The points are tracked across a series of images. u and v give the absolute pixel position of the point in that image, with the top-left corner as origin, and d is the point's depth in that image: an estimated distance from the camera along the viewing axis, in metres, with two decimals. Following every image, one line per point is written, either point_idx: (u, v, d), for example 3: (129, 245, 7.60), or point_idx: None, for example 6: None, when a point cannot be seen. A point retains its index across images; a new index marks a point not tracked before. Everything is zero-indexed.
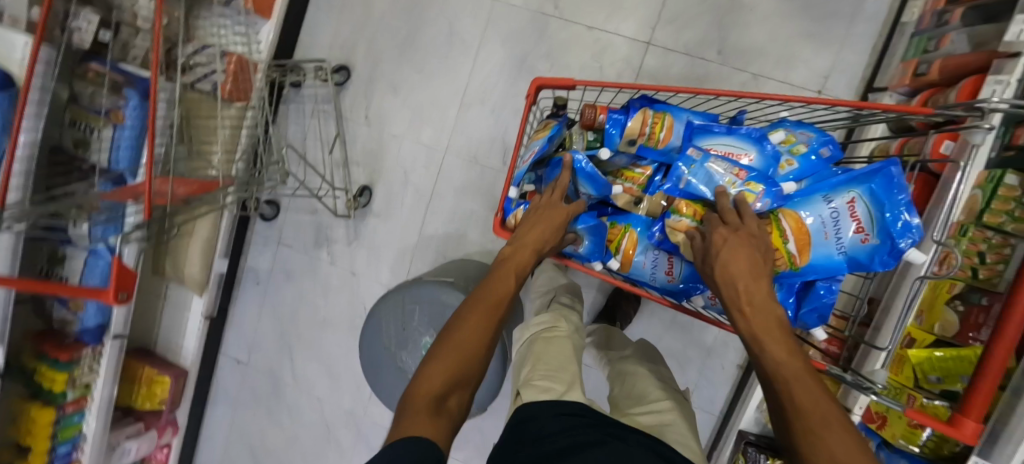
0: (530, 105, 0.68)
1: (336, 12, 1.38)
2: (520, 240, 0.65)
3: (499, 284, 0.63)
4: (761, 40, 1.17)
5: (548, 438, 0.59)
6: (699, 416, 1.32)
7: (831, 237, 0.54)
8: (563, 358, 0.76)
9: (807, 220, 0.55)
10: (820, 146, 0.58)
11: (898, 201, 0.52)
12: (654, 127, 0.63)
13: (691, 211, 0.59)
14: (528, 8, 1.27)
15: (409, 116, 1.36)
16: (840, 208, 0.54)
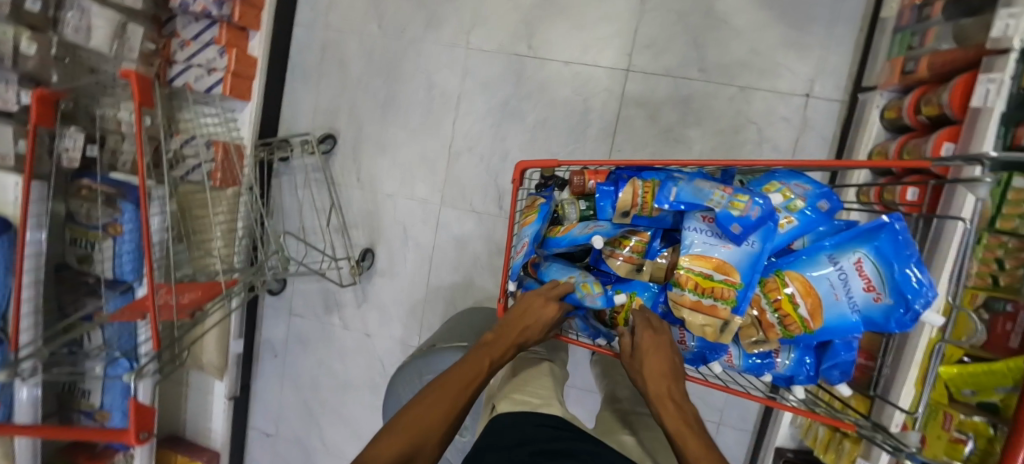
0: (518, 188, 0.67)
1: (314, 82, 1.38)
2: (505, 332, 0.64)
3: (468, 368, 0.59)
4: (740, 52, 1.15)
5: (527, 442, 0.54)
6: (732, 434, 1.30)
7: (842, 297, 0.53)
8: (540, 379, 0.77)
9: (815, 282, 0.53)
10: (818, 199, 0.57)
11: (906, 257, 0.51)
12: (646, 196, 0.61)
13: (692, 284, 0.55)
14: (502, 51, 1.26)
15: (400, 173, 1.35)
16: (847, 268, 0.52)
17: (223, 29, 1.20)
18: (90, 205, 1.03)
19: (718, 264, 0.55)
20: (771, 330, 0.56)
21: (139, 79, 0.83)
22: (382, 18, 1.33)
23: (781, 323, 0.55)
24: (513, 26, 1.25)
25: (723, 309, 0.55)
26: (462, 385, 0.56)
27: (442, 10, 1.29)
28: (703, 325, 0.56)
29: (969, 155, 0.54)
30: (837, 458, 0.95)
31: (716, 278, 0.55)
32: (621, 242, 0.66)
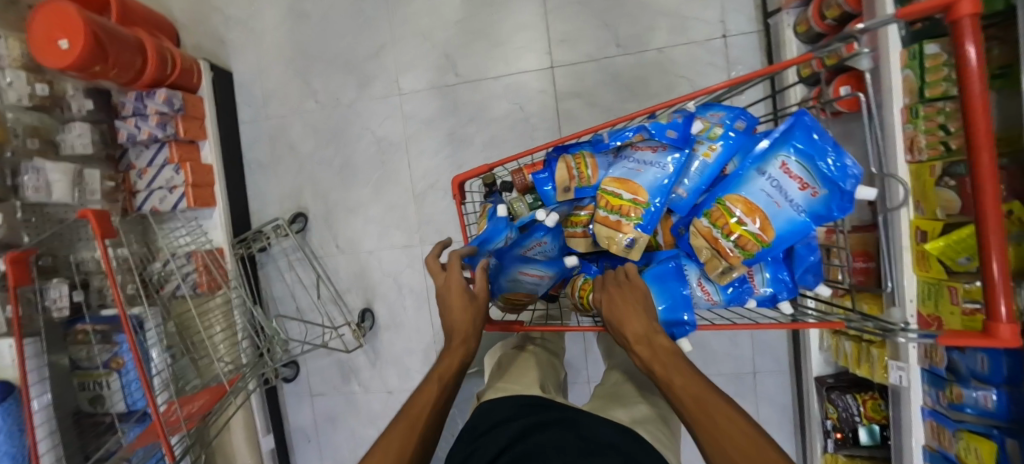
0: (459, 201, 0.71)
1: (272, 170, 1.44)
2: (455, 339, 0.61)
3: (421, 395, 0.57)
4: (649, 18, 1.20)
5: (513, 419, 0.59)
6: (773, 379, 1.28)
7: (783, 203, 0.54)
8: (520, 369, 0.75)
9: (752, 198, 0.54)
10: (735, 120, 0.58)
11: (825, 146, 0.53)
12: (579, 168, 0.64)
13: (606, 203, 0.60)
14: (434, 87, 1.32)
15: (375, 229, 1.38)
16: (776, 175, 0.54)
17: (172, 147, 1.25)
18: (89, 346, 1.06)
19: (630, 185, 0.59)
20: (728, 254, 0.56)
21: (97, 215, 0.87)
22: (317, 93, 1.39)
23: (738, 245, 0.55)
24: (436, 62, 1.31)
25: (628, 224, 0.59)
26: (411, 419, 0.54)
27: (368, 68, 1.35)
28: (608, 238, 0.60)
29: (844, 34, 0.57)
30: (871, 368, 0.95)
31: (625, 197, 0.59)
32: (575, 220, 0.67)
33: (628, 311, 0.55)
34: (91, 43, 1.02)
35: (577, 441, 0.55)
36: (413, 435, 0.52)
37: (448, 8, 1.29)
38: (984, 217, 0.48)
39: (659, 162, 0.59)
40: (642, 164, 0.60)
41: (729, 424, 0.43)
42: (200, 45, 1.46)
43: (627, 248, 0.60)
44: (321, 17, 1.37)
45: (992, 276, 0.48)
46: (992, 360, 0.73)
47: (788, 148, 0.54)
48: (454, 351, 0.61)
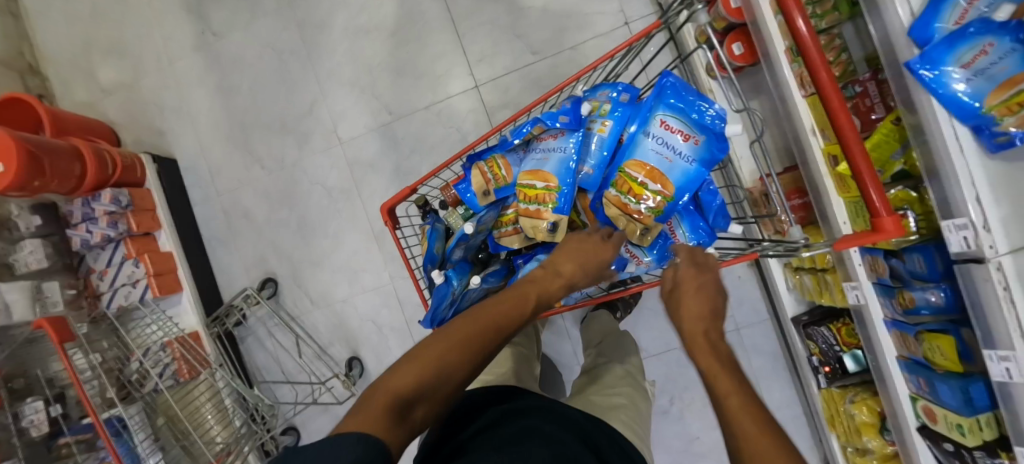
0: (393, 227, 0.81)
1: (234, 243, 1.45)
2: (554, 269, 0.58)
3: (513, 301, 0.51)
4: (554, 22, 1.27)
5: (489, 408, 0.61)
6: (758, 330, 1.30)
7: (673, 157, 0.61)
8: (496, 367, 0.81)
9: (647, 160, 0.62)
10: (618, 94, 0.65)
11: (692, 101, 0.61)
12: (493, 172, 0.73)
13: (526, 196, 0.67)
14: (371, 129, 1.37)
15: (345, 276, 1.39)
16: (659, 133, 0.62)
17: (128, 243, 1.26)
18: (76, 459, 1.05)
19: (540, 174, 0.66)
20: (638, 215, 0.62)
21: (52, 323, 0.98)
22: (261, 159, 1.43)
23: (648, 205, 0.61)
24: (369, 106, 1.37)
25: (546, 210, 0.66)
26: (505, 315, 0.49)
27: (305, 126, 1.40)
28: (532, 227, 0.67)
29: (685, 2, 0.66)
30: (832, 295, 0.99)
31: (539, 186, 0.66)
32: (504, 220, 0.76)
33: (693, 298, 0.54)
34: (25, 158, 1.05)
35: (548, 426, 0.56)
36: (503, 331, 0.48)
37: (367, 54, 1.37)
38: (850, 142, 0.53)
39: (561, 147, 0.65)
40: (548, 152, 0.66)
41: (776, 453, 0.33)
42: (140, 140, 1.50)
43: (552, 231, 0.66)
44: (250, 87, 1.43)
45: (874, 201, 0.53)
46: (926, 257, 0.77)
47: (663, 108, 0.62)
48: (545, 284, 0.56)
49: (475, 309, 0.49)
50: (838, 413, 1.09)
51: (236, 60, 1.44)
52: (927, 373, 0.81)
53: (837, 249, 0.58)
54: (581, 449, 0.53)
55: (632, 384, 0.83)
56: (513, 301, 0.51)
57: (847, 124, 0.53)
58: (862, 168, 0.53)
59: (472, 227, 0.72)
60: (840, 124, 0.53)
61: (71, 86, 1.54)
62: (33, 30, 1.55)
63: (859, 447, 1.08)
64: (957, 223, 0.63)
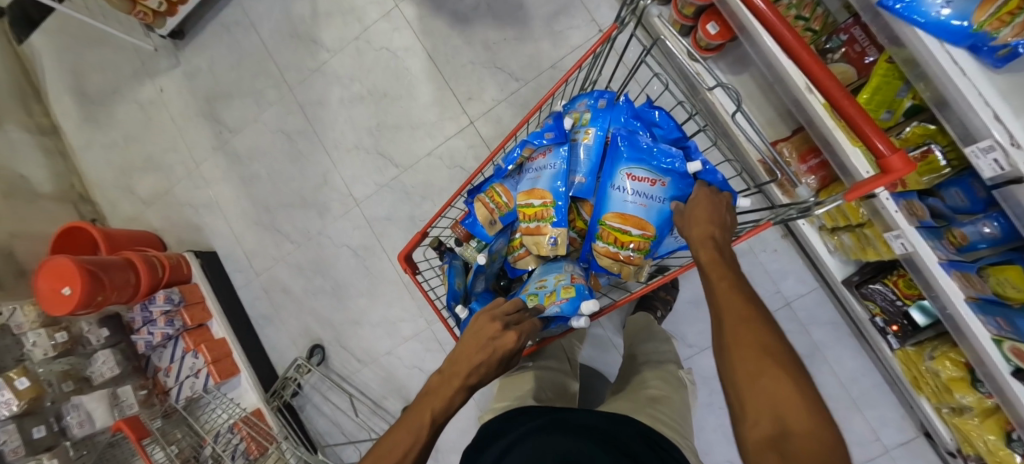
0: (410, 273, 0.85)
1: (278, 318, 1.53)
2: (450, 371, 0.63)
3: (418, 416, 0.61)
4: (529, 46, 1.31)
5: (511, 432, 0.62)
6: (809, 301, 1.25)
7: (646, 202, 0.71)
8: (519, 389, 0.87)
9: (624, 210, 0.71)
10: (596, 102, 0.74)
11: (647, 147, 0.71)
12: (495, 201, 0.81)
13: (527, 215, 0.76)
14: (382, 185, 1.43)
15: (384, 330, 1.42)
16: (623, 184, 0.72)
17: (186, 337, 1.35)
18: None
19: (537, 192, 0.75)
20: (631, 261, 0.73)
21: (128, 422, 1.05)
22: (289, 235, 1.52)
23: (634, 249, 0.72)
24: (376, 164, 1.44)
25: (546, 225, 0.75)
26: (401, 446, 0.58)
27: (323, 196, 1.48)
28: (534, 243, 0.76)
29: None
30: (877, 250, 0.93)
31: (537, 204, 0.75)
32: (515, 245, 0.84)
33: (700, 218, 0.60)
34: (87, 279, 1.16)
35: (558, 436, 0.56)
36: (415, 442, 0.59)
37: (366, 118, 1.45)
38: (829, 91, 0.53)
39: (551, 164, 0.74)
40: (539, 171, 0.76)
41: (813, 431, 0.39)
42: (182, 241, 1.62)
43: (553, 245, 0.75)
44: (268, 173, 1.54)
45: (877, 147, 0.51)
46: (964, 189, 0.75)
47: (625, 163, 0.72)
48: (457, 370, 0.62)
49: (390, 433, 0.61)
50: (921, 373, 1.00)
51: (252, 151, 1.56)
52: (1003, 312, 0.68)
53: (851, 199, 0.56)
54: (605, 458, 0.52)
55: (664, 380, 0.88)
56: (419, 417, 0.60)
57: (822, 73, 0.54)
58: (857, 117, 0.51)
59: (486, 257, 0.80)
60: (822, 82, 0.53)
61: (117, 204, 1.70)
62: (80, 165, 1.74)
63: (955, 407, 0.97)
64: (981, 146, 0.57)
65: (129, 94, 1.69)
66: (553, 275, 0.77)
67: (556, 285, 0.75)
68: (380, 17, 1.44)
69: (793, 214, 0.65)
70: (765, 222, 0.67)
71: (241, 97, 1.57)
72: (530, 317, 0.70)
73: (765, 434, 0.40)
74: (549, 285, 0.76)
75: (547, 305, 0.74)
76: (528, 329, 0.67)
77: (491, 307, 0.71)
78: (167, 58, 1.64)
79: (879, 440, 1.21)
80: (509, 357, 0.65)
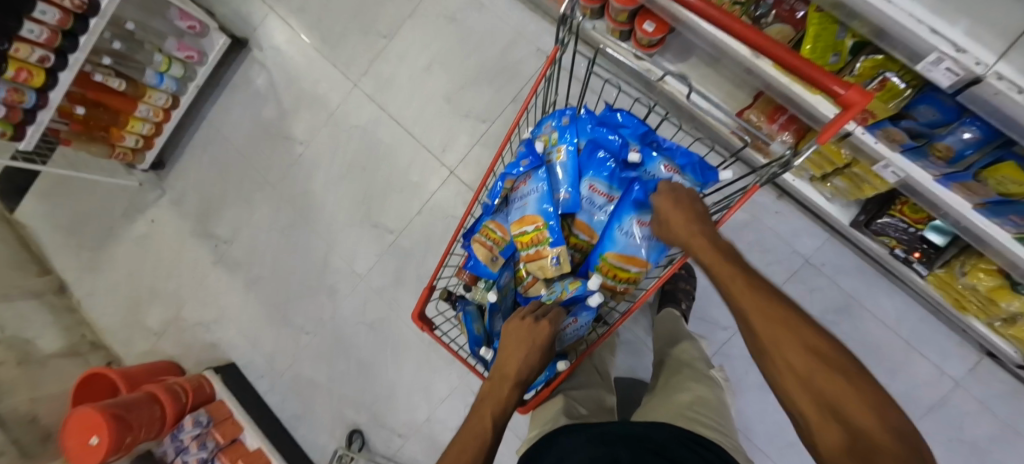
0: (426, 329, 0.84)
1: (310, 413, 1.49)
2: (500, 373, 0.67)
3: (477, 420, 0.62)
4: (486, 89, 1.37)
5: (574, 432, 0.61)
6: (825, 254, 1.24)
7: (599, 213, 0.77)
8: (549, 411, 0.85)
9: (586, 218, 0.78)
10: (560, 120, 0.77)
11: (601, 159, 0.75)
12: (491, 238, 0.82)
13: (524, 244, 0.77)
14: (382, 253, 1.44)
15: (418, 396, 1.39)
16: (589, 194, 0.76)
17: (222, 456, 1.33)
18: None
19: (528, 219, 0.76)
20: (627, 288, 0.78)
21: None
22: (303, 326, 1.51)
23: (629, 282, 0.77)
24: (372, 235, 1.46)
25: (545, 247, 0.76)
26: (470, 450, 0.57)
27: (327, 279, 1.49)
28: (538, 267, 0.77)
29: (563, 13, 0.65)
30: (873, 185, 0.93)
31: (530, 230, 0.76)
32: (521, 276, 0.86)
33: (683, 224, 0.62)
34: (113, 423, 1.14)
35: (606, 449, 0.54)
36: (481, 453, 0.57)
37: (351, 194, 1.49)
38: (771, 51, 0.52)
39: (534, 189, 0.76)
40: (525, 198, 0.77)
41: (863, 404, 0.43)
42: (199, 361, 1.61)
43: (557, 264, 0.75)
44: (271, 271, 1.56)
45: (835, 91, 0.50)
46: (934, 104, 0.76)
47: (592, 175, 0.75)
48: (509, 364, 0.67)
49: (446, 453, 0.59)
50: (960, 293, 0.99)
51: (251, 255, 1.58)
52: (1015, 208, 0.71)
53: (825, 141, 0.56)
54: None
55: (698, 380, 0.85)
56: (473, 433, 0.60)
57: (760, 38, 0.53)
58: (805, 68, 0.50)
59: (497, 294, 0.81)
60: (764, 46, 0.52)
61: (129, 341, 1.70)
62: (87, 314, 1.75)
63: (1006, 318, 0.95)
64: (930, 61, 0.59)
65: (122, 232, 1.73)
66: (561, 281, 0.80)
67: (563, 283, 0.78)
68: (343, 99, 1.51)
69: (776, 171, 0.66)
70: (755, 186, 0.68)
71: (230, 207, 1.61)
72: (554, 306, 0.75)
73: (826, 423, 0.44)
74: (558, 287, 0.79)
75: (563, 295, 0.77)
76: (556, 317, 0.72)
77: (518, 312, 0.76)
78: (153, 189, 1.70)
79: (947, 375, 1.17)
80: (548, 348, 0.69)
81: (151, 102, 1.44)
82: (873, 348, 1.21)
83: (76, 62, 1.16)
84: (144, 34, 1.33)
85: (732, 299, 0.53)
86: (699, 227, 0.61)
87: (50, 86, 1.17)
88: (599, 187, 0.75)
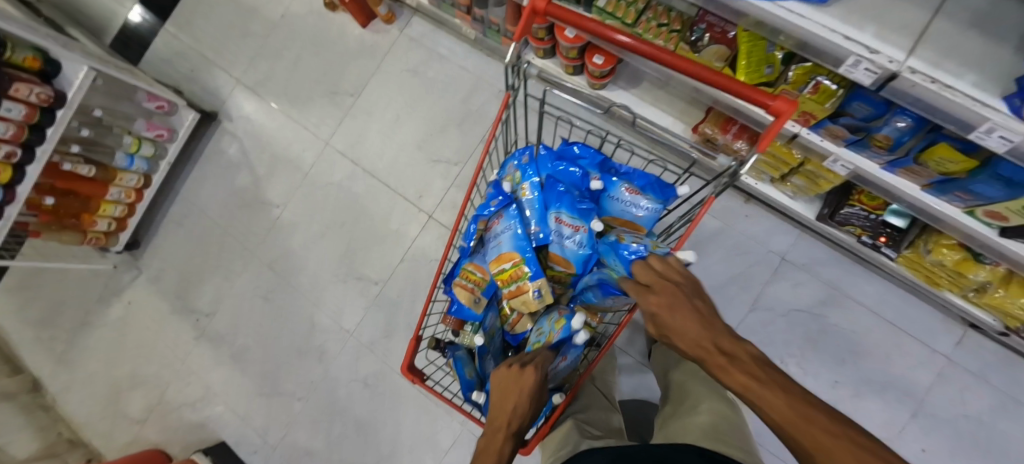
0: (418, 381, 0.83)
1: None
2: (491, 425, 0.65)
3: None
4: (455, 134, 1.43)
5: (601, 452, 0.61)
6: (799, 250, 1.28)
7: (567, 243, 0.78)
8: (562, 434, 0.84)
9: (557, 250, 0.79)
10: (522, 160, 0.81)
11: (562, 194, 0.78)
12: (471, 279, 0.83)
13: (506, 281, 0.79)
14: (369, 306, 1.43)
15: (421, 449, 1.34)
16: (556, 227, 0.77)
17: None
18: None
19: (505, 256, 0.78)
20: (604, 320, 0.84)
21: None
22: (295, 392, 1.46)
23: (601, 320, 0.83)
24: (357, 289, 1.45)
25: (525, 283, 0.77)
26: None
27: (316, 339, 1.46)
28: (522, 302, 0.79)
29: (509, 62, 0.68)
30: (829, 180, 0.99)
31: (508, 267, 0.78)
32: (506, 315, 0.87)
33: (683, 331, 0.55)
34: None
35: None
36: None
37: (332, 250, 1.49)
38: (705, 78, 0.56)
39: (506, 228, 0.79)
40: (499, 237, 0.79)
41: None
42: (187, 444, 1.53)
43: (540, 296, 0.77)
44: (256, 339, 1.52)
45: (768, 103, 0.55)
46: (866, 101, 0.81)
47: (557, 208, 0.78)
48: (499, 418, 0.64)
49: None
50: (930, 270, 1.04)
51: (234, 327, 1.55)
52: (958, 185, 0.78)
53: (765, 147, 0.61)
54: None
55: (715, 397, 0.85)
56: None
57: (690, 65, 0.56)
58: (737, 87, 0.54)
59: (485, 336, 0.81)
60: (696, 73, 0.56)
61: (110, 434, 1.61)
62: (62, 410, 1.66)
63: (977, 287, 1.00)
64: (851, 63, 0.66)
65: (97, 319, 1.68)
66: (547, 319, 0.80)
67: (549, 325, 0.78)
68: (316, 159, 1.54)
69: (727, 180, 0.70)
70: (710, 197, 0.71)
71: (210, 279, 1.59)
72: (541, 350, 0.74)
73: None
74: (545, 327, 0.79)
75: (551, 340, 0.76)
76: (543, 360, 0.70)
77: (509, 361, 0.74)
78: (128, 271, 1.67)
79: (938, 352, 1.21)
80: (538, 394, 0.66)
81: (123, 183, 1.44)
82: (861, 335, 1.24)
83: (44, 153, 1.17)
84: (113, 120, 1.37)
85: (778, 426, 0.46)
86: (709, 339, 0.54)
87: (17, 181, 1.17)
88: (565, 220, 0.77)
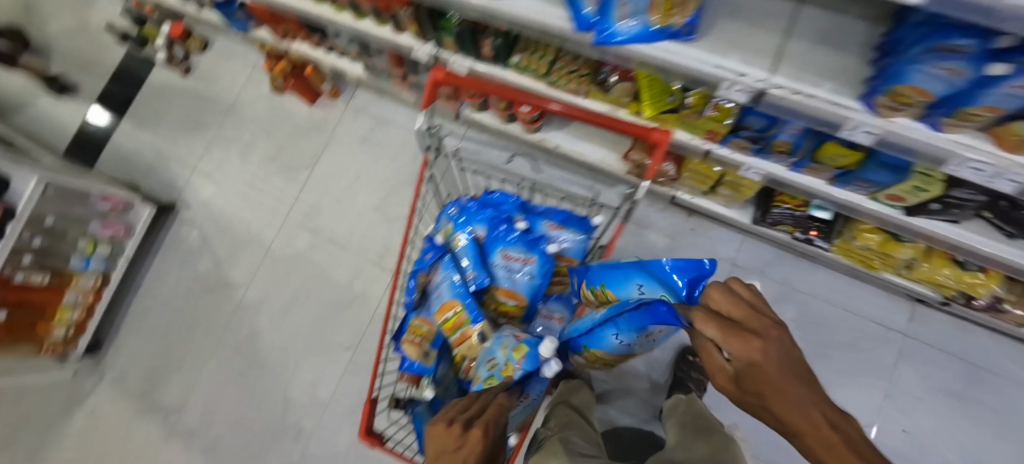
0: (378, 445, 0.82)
1: None
2: None
3: None
4: (409, 193, 1.49)
5: None
6: (745, 254, 1.36)
7: (511, 276, 0.88)
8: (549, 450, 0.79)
9: (502, 286, 0.89)
10: (452, 213, 0.91)
11: (497, 236, 0.89)
12: (418, 333, 0.86)
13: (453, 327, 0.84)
14: (343, 373, 1.42)
15: None
16: (501, 263, 0.88)
17: None
18: None
19: (449, 303, 0.84)
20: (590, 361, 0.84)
21: None
22: None
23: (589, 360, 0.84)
24: (329, 358, 1.44)
25: (469, 327, 0.83)
26: None
27: (291, 417, 1.43)
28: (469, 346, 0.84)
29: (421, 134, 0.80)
30: (749, 185, 1.08)
31: (451, 315, 0.84)
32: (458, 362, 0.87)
33: (780, 394, 0.41)
34: None
35: None
36: None
37: (300, 323, 1.49)
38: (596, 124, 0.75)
39: (445, 278, 0.87)
40: (440, 288, 0.87)
41: None
42: None
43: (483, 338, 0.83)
44: (230, 427, 1.47)
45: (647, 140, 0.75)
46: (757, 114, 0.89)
47: (498, 246, 0.89)
48: None
49: None
50: (861, 254, 1.12)
51: (205, 418, 1.50)
52: (854, 175, 0.87)
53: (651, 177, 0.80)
54: None
55: (713, 434, 0.86)
56: None
57: None
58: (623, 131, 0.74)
59: (435, 388, 0.82)
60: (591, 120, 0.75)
61: None
62: None
63: (905, 265, 1.09)
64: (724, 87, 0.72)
65: (57, 434, 1.59)
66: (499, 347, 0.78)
67: (505, 355, 0.76)
68: (276, 235, 1.57)
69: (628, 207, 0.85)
70: (620, 223, 0.82)
71: (177, 372, 1.55)
72: (492, 399, 0.67)
73: None
74: (500, 359, 0.76)
75: (512, 374, 0.74)
76: (489, 421, 0.60)
77: (449, 409, 0.65)
78: (89, 377, 1.61)
79: (893, 330, 1.27)
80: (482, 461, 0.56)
81: (80, 287, 1.45)
82: (819, 327, 1.29)
83: None
84: (67, 225, 1.38)
85: None
86: (818, 410, 0.40)
87: None
88: (504, 256, 0.88)
